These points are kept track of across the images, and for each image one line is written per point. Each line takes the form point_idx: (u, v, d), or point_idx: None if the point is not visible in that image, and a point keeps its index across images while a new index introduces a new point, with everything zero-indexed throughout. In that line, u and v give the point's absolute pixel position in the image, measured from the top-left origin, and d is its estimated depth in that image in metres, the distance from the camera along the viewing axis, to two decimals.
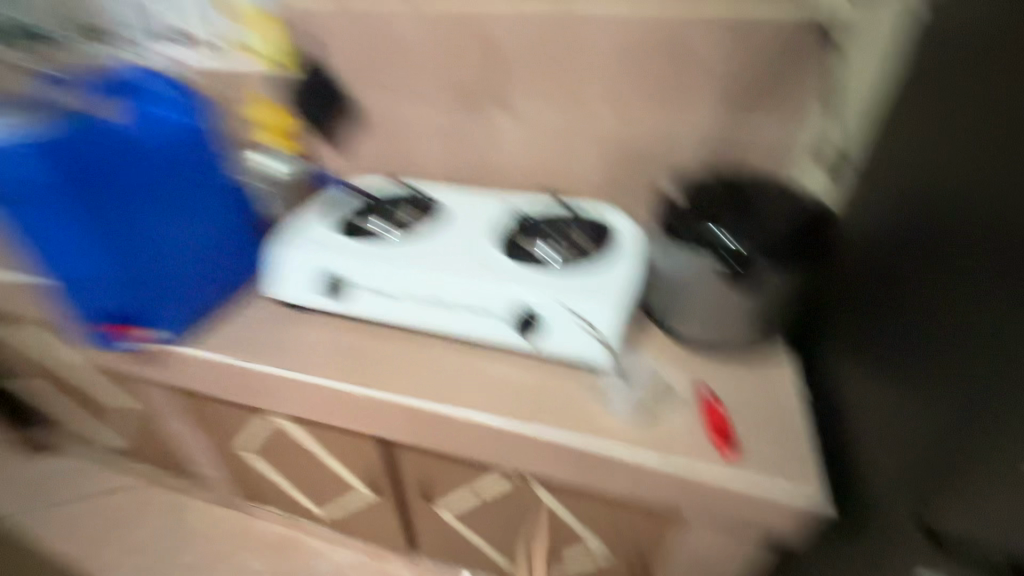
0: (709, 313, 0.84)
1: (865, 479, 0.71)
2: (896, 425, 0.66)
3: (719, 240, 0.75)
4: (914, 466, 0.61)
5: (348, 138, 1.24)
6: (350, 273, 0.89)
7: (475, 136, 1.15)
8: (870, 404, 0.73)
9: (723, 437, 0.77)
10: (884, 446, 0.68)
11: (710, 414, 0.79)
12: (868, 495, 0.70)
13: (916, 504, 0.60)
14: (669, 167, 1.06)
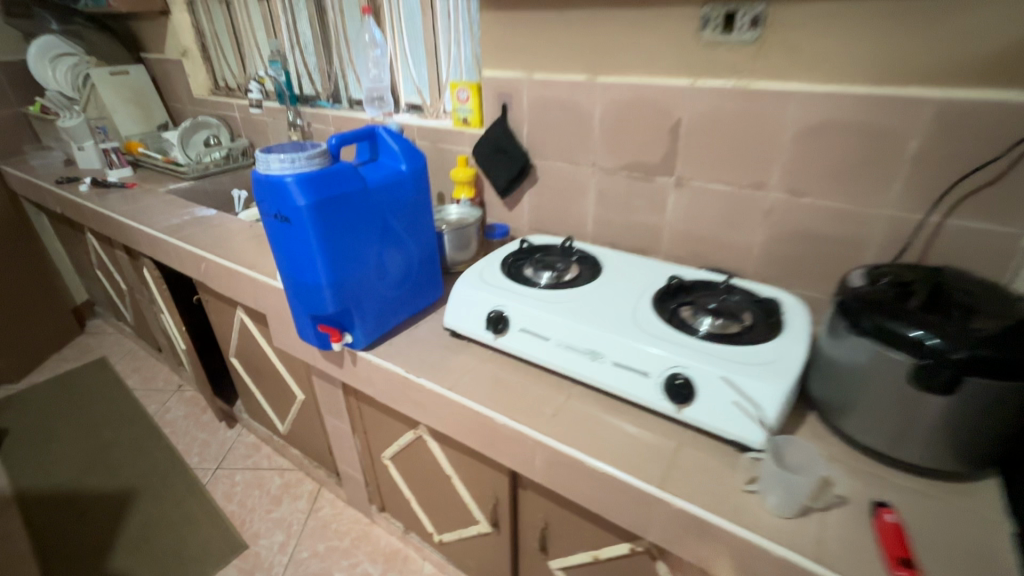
0: (886, 415, 0.74)
1: None
2: None
3: (899, 324, 0.69)
4: None
5: (530, 200, 1.41)
6: (520, 318, 0.97)
7: (649, 209, 1.21)
8: None
9: (904, 561, 0.63)
10: None
11: (889, 531, 0.66)
12: None
13: None
14: (856, 260, 1.00)
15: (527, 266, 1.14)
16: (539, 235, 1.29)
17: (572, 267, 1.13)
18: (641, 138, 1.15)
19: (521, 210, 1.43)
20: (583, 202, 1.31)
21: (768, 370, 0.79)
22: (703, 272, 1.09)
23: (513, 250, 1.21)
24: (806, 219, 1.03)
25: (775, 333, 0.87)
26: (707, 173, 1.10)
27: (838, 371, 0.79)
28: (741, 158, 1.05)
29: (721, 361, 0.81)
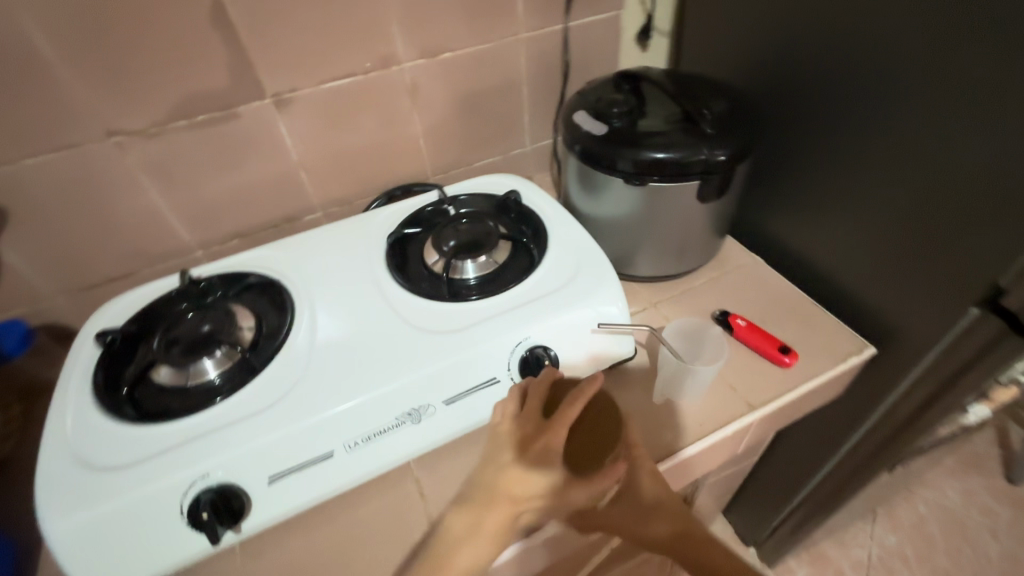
0: (655, 244, 0.73)
1: (875, 295, 0.68)
2: (851, 211, 0.68)
3: (643, 137, 0.64)
4: (932, 263, 0.61)
5: (24, 255, 0.69)
6: (262, 463, 0.52)
7: (261, 159, 0.76)
8: (821, 209, 0.71)
9: (777, 350, 0.66)
10: (851, 239, 0.69)
11: (755, 336, 0.68)
12: (879, 299, 0.68)
13: (949, 292, 0.60)
14: (517, 103, 0.89)
15: (158, 367, 0.58)
16: (112, 298, 0.65)
17: (239, 313, 0.64)
18: (164, 55, 0.63)
19: (19, 281, 0.71)
20: (141, 203, 0.72)
21: (567, 256, 0.68)
22: (402, 204, 0.78)
23: (100, 362, 0.59)
24: (459, 80, 0.82)
25: (547, 231, 0.72)
26: (316, 71, 0.72)
27: (601, 218, 0.73)
28: (348, 29, 0.70)
29: (552, 302, 0.63)
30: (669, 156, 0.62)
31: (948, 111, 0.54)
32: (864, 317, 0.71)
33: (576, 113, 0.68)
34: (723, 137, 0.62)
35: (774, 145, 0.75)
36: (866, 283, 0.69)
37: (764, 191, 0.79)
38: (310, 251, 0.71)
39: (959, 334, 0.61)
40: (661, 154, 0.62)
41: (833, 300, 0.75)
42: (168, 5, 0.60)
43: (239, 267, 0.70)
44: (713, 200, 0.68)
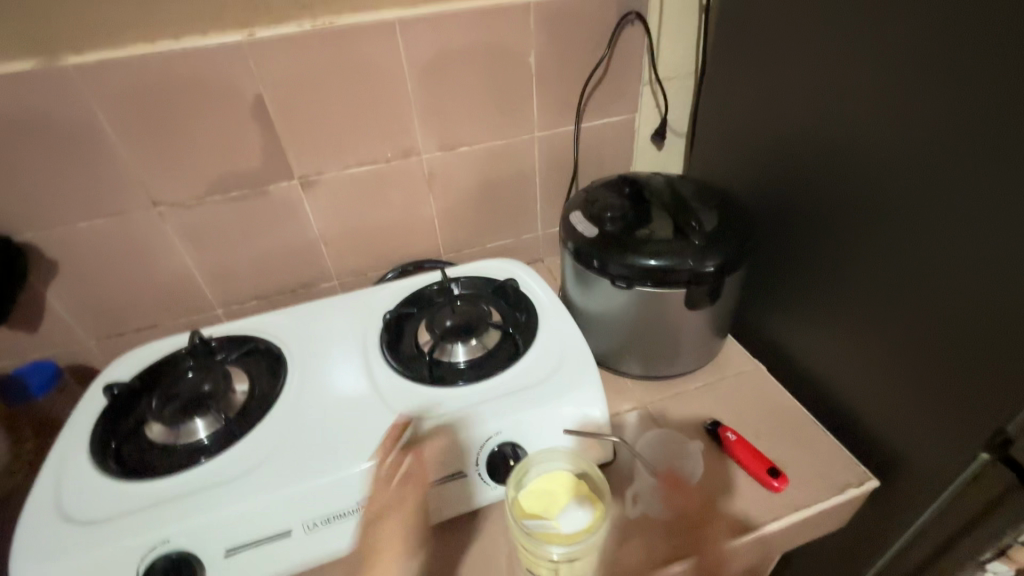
0: (650, 346, 0.73)
1: (881, 419, 0.64)
2: (859, 326, 0.65)
3: (635, 241, 0.65)
4: (939, 392, 0.57)
5: (66, 302, 0.77)
6: (220, 534, 0.53)
7: (284, 231, 0.83)
8: (826, 320, 0.69)
9: (768, 473, 0.63)
10: (858, 356, 0.66)
11: (745, 452, 0.65)
12: (886, 423, 0.63)
13: (959, 425, 0.55)
14: (530, 191, 0.94)
15: (150, 424, 0.62)
16: (128, 352, 0.71)
17: (236, 379, 0.68)
18: (206, 141, 0.71)
19: (57, 325, 0.78)
20: (172, 264, 0.80)
21: (556, 349, 0.68)
22: (408, 280, 0.82)
23: (102, 413, 0.63)
24: (473, 170, 0.88)
25: (538, 321, 0.73)
26: (341, 159, 0.79)
27: (593, 315, 0.73)
28: (373, 122, 0.77)
29: (529, 396, 0.62)
30: (658, 264, 0.62)
31: (961, 232, 0.52)
32: (872, 440, 0.66)
33: (573, 214, 0.71)
34: (713, 248, 0.63)
35: (777, 250, 0.74)
36: (869, 408, 0.65)
37: (768, 300, 0.78)
38: (312, 324, 0.75)
39: (971, 475, 0.56)
40: (649, 261, 0.63)
41: (838, 417, 0.71)
42: (214, 101, 0.68)
43: (246, 332, 0.75)
44: (707, 306, 0.67)
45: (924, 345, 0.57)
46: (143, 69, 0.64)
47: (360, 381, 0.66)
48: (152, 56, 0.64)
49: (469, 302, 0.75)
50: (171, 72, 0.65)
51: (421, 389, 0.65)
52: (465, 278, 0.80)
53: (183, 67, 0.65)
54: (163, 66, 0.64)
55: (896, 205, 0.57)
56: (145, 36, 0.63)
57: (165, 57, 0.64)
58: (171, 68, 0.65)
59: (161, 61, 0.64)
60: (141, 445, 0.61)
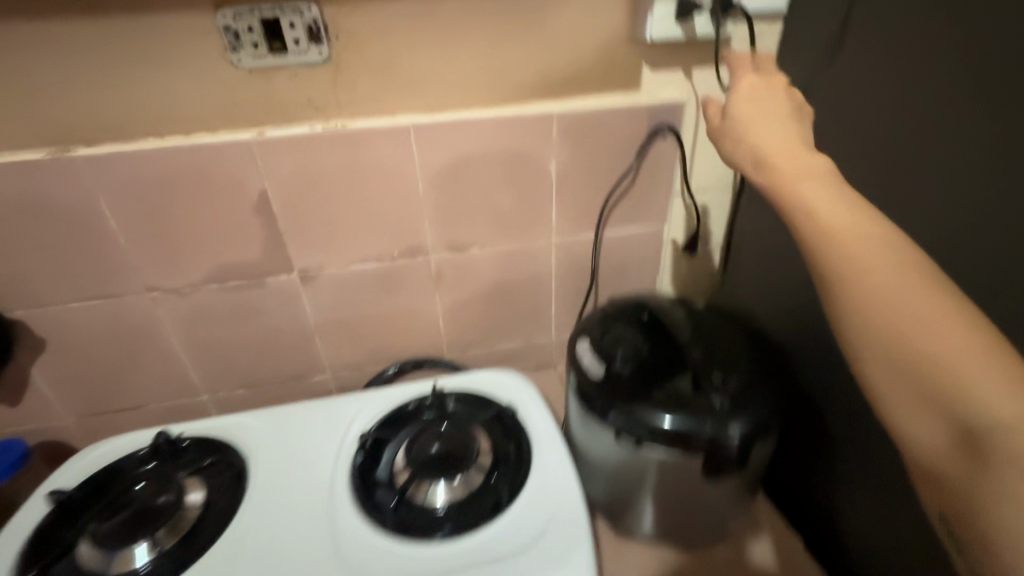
0: (661, 506, 0.62)
1: None
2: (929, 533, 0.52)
3: (648, 390, 0.55)
4: None
5: (50, 378, 0.75)
6: None
7: (279, 322, 0.79)
8: (889, 508, 0.57)
9: None
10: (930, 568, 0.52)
11: None
12: None
13: None
14: (544, 295, 0.87)
15: (86, 544, 0.56)
16: (93, 445, 0.67)
17: (191, 491, 0.62)
18: (207, 231, 0.69)
19: (38, 400, 0.76)
20: (160, 347, 0.77)
21: (545, 500, 0.58)
22: (400, 387, 0.75)
23: (44, 522, 0.58)
24: (484, 271, 0.82)
25: (531, 460, 0.63)
26: (344, 254, 0.75)
27: (595, 460, 0.63)
28: (381, 221, 0.74)
29: (504, 571, 0.52)
30: (673, 424, 0.53)
31: None
32: None
33: (579, 341, 0.63)
34: (738, 411, 0.53)
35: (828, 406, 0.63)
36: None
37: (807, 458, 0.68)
38: (286, 432, 0.69)
39: None
40: (662, 419, 0.53)
41: None
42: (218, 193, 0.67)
43: (217, 431, 0.69)
44: (732, 473, 0.56)
45: None
46: (150, 162, 0.63)
47: (320, 517, 0.58)
48: (161, 149, 0.63)
49: (458, 425, 0.68)
50: (178, 165, 0.64)
51: (384, 538, 0.56)
52: (459, 392, 0.73)
53: (190, 161, 0.64)
54: (171, 160, 0.64)
55: None
56: (157, 130, 0.63)
57: (173, 152, 0.63)
58: (178, 162, 0.64)
59: (168, 154, 0.63)
60: (73, 567, 0.55)
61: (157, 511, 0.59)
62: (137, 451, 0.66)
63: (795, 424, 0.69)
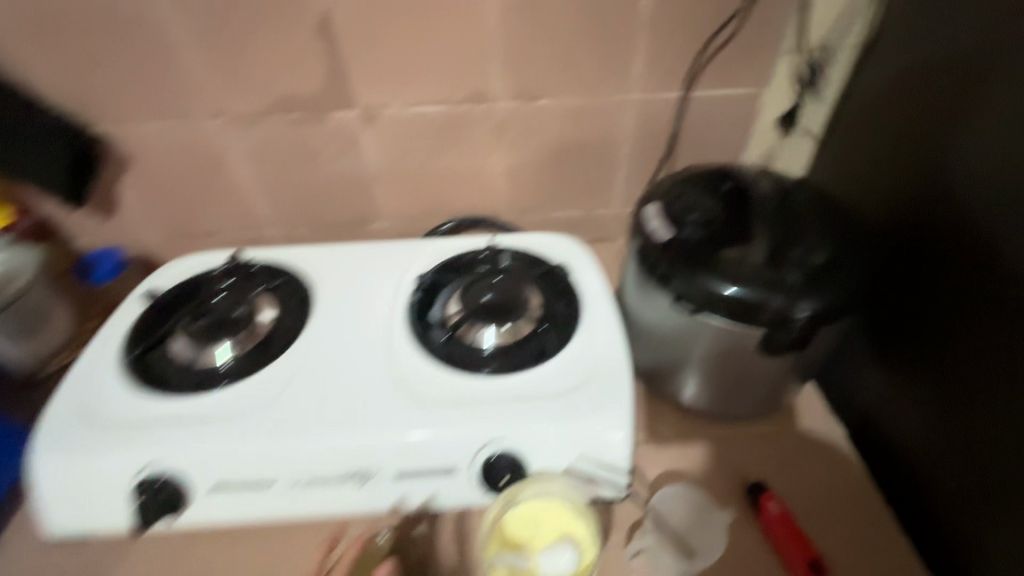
0: (709, 380, 0.61)
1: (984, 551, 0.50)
2: (988, 431, 0.50)
3: (715, 257, 0.52)
4: None
5: (135, 196, 0.79)
6: (204, 470, 0.53)
7: (341, 163, 0.79)
8: (945, 407, 0.54)
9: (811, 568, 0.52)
10: (975, 465, 0.51)
11: (788, 534, 0.54)
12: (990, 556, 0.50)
13: None
14: (612, 164, 0.81)
15: (176, 336, 0.63)
16: (174, 259, 0.72)
17: (263, 308, 0.67)
18: (273, 54, 0.67)
19: (126, 216, 0.81)
20: (231, 177, 0.79)
21: (592, 356, 0.59)
22: (456, 240, 0.75)
23: (141, 315, 0.66)
24: (551, 128, 0.77)
25: (580, 318, 0.64)
26: (407, 92, 0.72)
27: (645, 329, 0.63)
28: (448, 58, 0.69)
29: (545, 409, 0.55)
30: (738, 293, 0.50)
31: None
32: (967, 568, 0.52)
33: (646, 205, 0.59)
34: (812, 288, 0.50)
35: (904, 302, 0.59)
36: (978, 525, 0.51)
37: (875, 359, 0.63)
38: (348, 268, 0.72)
39: None
40: (728, 287, 0.51)
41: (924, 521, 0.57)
42: (284, 11, 0.64)
43: (283, 262, 0.73)
44: (790, 353, 0.55)
45: None
46: None
47: (380, 342, 0.62)
48: None
49: (511, 279, 0.68)
50: None
51: (435, 368, 0.59)
52: (514, 250, 0.73)
53: None
54: None
55: None
56: None
57: None
58: None
59: None
60: (165, 356, 0.62)
61: (233, 321, 0.64)
62: (213, 269, 0.71)
63: (873, 325, 0.64)
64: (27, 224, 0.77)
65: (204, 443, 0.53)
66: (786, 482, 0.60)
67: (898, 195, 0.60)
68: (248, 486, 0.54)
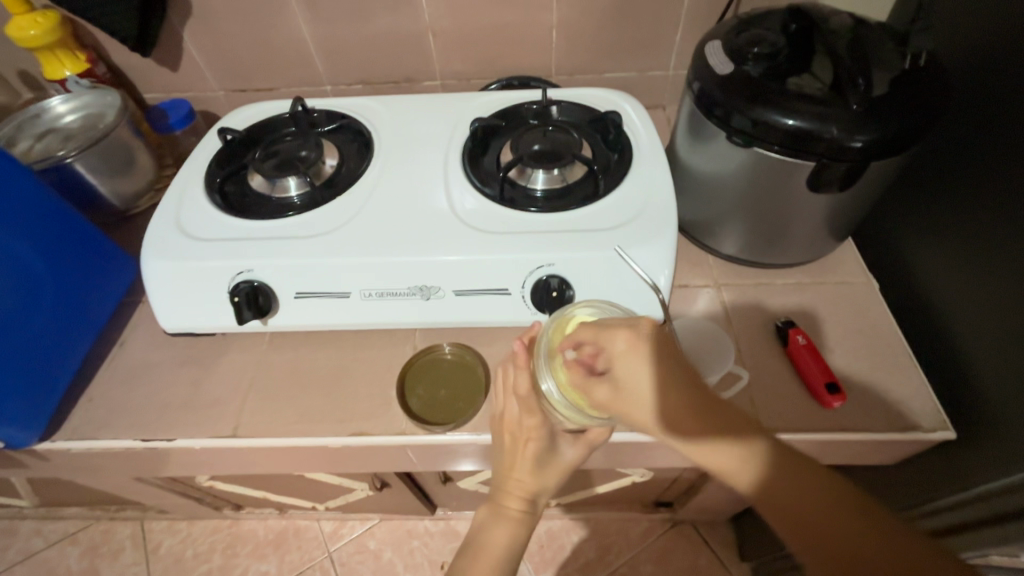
0: (751, 226, 0.64)
1: (987, 379, 0.55)
2: (1013, 271, 0.53)
3: (772, 89, 0.53)
4: None
5: (198, 45, 0.82)
6: (291, 279, 0.60)
7: (394, 10, 0.78)
8: (976, 251, 0.57)
9: (828, 384, 0.57)
10: (994, 303, 0.54)
11: (810, 357, 0.59)
12: (990, 382, 0.54)
13: None
14: (672, 16, 0.78)
15: (253, 174, 0.69)
16: (245, 109, 0.78)
17: (328, 151, 0.71)
18: None
19: (191, 67, 0.84)
20: (289, 25, 0.80)
21: (641, 197, 0.62)
22: (508, 94, 0.77)
23: (215, 155, 0.71)
24: None
25: (631, 166, 0.65)
26: None
27: (694, 175, 0.65)
28: None
29: (592, 240, 0.58)
30: (795, 125, 0.51)
31: None
32: (965, 395, 0.57)
33: (709, 44, 0.59)
34: (868, 121, 0.50)
35: (958, 148, 0.59)
36: (989, 363, 0.55)
37: (927, 219, 0.64)
38: (405, 118, 0.75)
39: None
40: (785, 119, 0.51)
41: (933, 358, 0.61)
42: None
43: (346, 110, 0.77)
44: (834, 193, 0.57)
45: None
46: None
47: (441, 180, 0.67)
48: None
49: (563, 127, 0.70)
50: None
51: (491, 203, 0.64)
52: (566, 103, 0.73)
53: None
54: None
55: None
56: None
57: None
58: None
59: None
60: (246, 189, 0.69)
61: (302, 159, 0.69)
62: (280, 117, 0.76)
63: (924, 176, 0.64)
64: (104, 72, 0.81)
65: (287, 256, 0.60)
66: (813, 325, 0.65)
67: (976, 30, 0.57)
68: (327, 297, 0.61)
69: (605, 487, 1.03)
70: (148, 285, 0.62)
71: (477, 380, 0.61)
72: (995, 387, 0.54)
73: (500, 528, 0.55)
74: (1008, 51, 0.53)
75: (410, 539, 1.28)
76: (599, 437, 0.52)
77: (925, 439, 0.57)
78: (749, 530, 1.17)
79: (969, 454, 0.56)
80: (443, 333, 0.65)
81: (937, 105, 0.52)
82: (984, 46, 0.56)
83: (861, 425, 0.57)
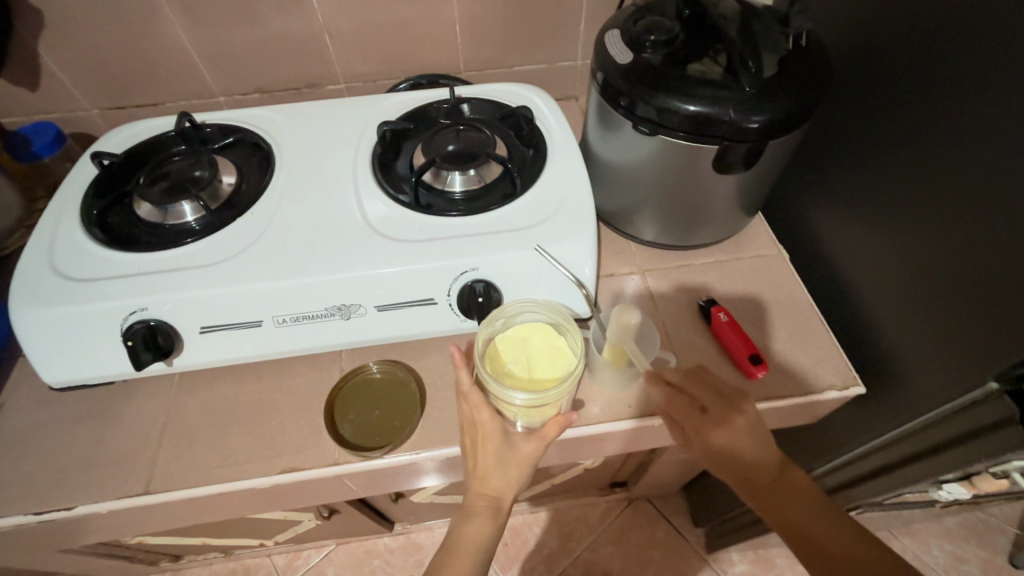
0: (666, 211, 0.66)
1: (885, 334, 0.60)
2: (897, 236, 0.58)
3: (672, 76, 0.54)
4: (950, 321, 0.52)
5: (59, 60, 0.73)
6: (194, 314, 0.55)
7: (284, 12, 0.73)
8: (866, 218, 0.62)
9: (751, 357, 0.60)
10: (885, 265, 0.59)
11: (731, 333, 0.61)
12: (888, 337, 0.59)
13: (954, 357, 0.51)
14: (575, 6, 0.78)
15: (139, 202, 0.62)
16: (123, 128, 0.71)
17: (224, 169, 0.66)
18: None
19: (54, 85, 0.75)
20: (166, 33, 0.72)
21: (560, 193, 0.62)
22: (416, 94, 0.74)
23: (91, 184, 0.63)
24: None
25: (546, 160, 0.65)
26: None
27: (605, 164, 0.66)
28: None
29: (515, 240, 0.57)
30: (696, 110, 0.52)
31: None
32: (869, 350, 0.62)
33: (609, 34, 0.59)
34: (762, 102, 0.52)
35: (841, 122, 0.63)
36: (886, 319, 0.60)
37: (825, 189, 0.67)
38: (307, 127, 0.70)
39: (947, 412, 0.53)
40: (687, 106, 0.52)
41: (839, 319, 0.66)
42: None
43: (241, 122, 0.72)
44: (739, 172, 0.59)
45: (956, 269, 0.51)
46: None
47: (352, 191, 0.63)
48: None
49: (476, 126, 0.68)
50: None
51: (407, 210, 0.61)
52: (476, 100, 0.72)
53: None
54: None
55: (990, 100, 0.46)
56: None
57: None
58: None
59: None
60: (134, 219, 0.62)
61: (194, 181, 0.63)
62: (165, 136, 0.69)
63: (816, 150, 0.68)
64: None
65: (186, 289, 0.54)
66: (733, 300, 0.67)
67: (848, 11, 0.61)
68: (237, 328, 0.56)
69: (560, 477, 1.04)
70: (23, 341, 0.54)
71: (411, 396, 0.59)
72: (890, 343, 0.59)
73: (468, 526, 0.52)
74: (876, 32, 0.57)
75: (370, 560, 1.24)
76: (551, 431, 0.51)
77: (841, 396, 0.61)
78: (699, 496, 1.22)
79: (878, 404, 0.61)
80: (371, 351, 0.62)
81: (823, 85, 0.54)
82: (857, 26, 0.60)
83: (783, 391, 0.60)
